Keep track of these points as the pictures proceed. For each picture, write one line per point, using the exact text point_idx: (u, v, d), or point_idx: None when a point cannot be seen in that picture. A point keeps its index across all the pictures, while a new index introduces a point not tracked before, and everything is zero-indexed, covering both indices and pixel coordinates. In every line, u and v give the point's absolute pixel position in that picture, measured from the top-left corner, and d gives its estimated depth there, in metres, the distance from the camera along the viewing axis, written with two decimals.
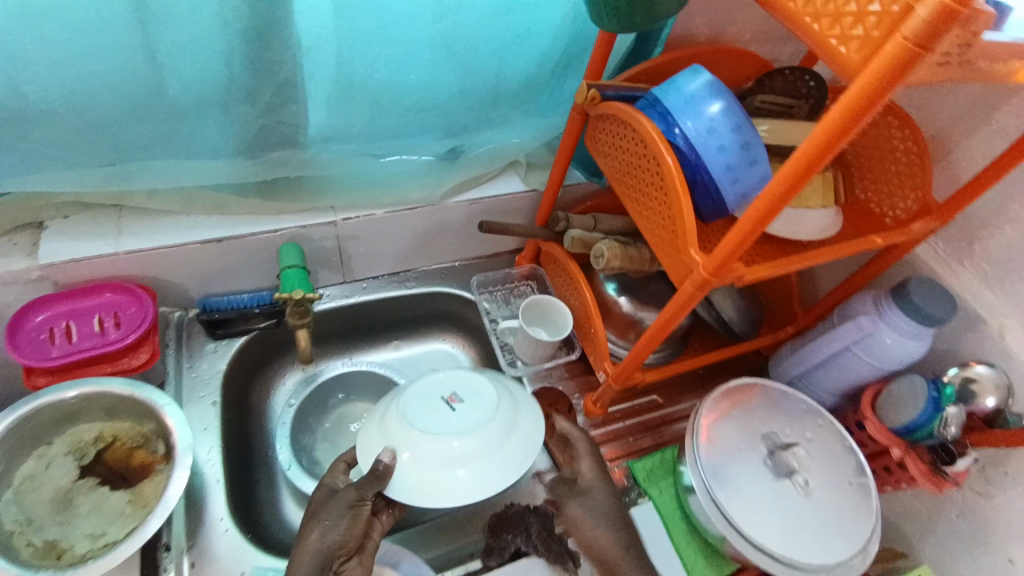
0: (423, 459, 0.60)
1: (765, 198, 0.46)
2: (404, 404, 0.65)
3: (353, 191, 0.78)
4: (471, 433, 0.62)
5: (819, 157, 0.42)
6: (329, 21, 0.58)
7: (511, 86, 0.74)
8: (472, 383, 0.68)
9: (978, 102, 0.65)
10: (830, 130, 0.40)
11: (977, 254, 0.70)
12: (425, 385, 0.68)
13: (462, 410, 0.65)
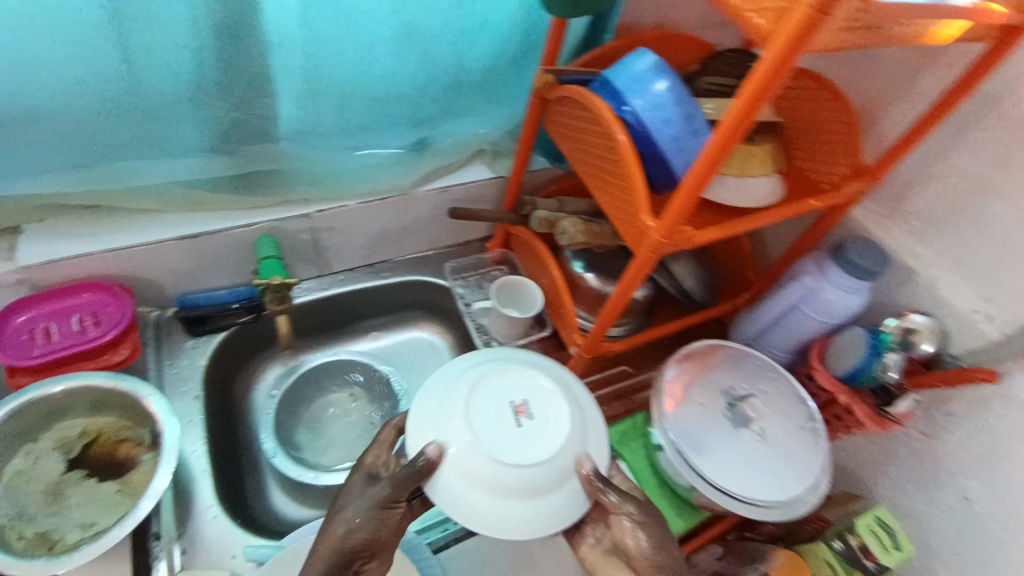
0: (470, 470, 0.55)
1: (702, 160, 0.51)
2: (477, 403, 0.60)
3: (324, 184, 0.80)
4: (529, 466, 0.56)
5: (745, 119, 0.46)
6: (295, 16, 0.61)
7: (472, 75, 0.78)
8: (552, 401, 0.62)
9: (898, 75, 0.71)
10: (753, 93, 0.44)
11: (907, 212, 0.77)
12: (501, 379, 0.63)
13: (527, 428, 0.59)
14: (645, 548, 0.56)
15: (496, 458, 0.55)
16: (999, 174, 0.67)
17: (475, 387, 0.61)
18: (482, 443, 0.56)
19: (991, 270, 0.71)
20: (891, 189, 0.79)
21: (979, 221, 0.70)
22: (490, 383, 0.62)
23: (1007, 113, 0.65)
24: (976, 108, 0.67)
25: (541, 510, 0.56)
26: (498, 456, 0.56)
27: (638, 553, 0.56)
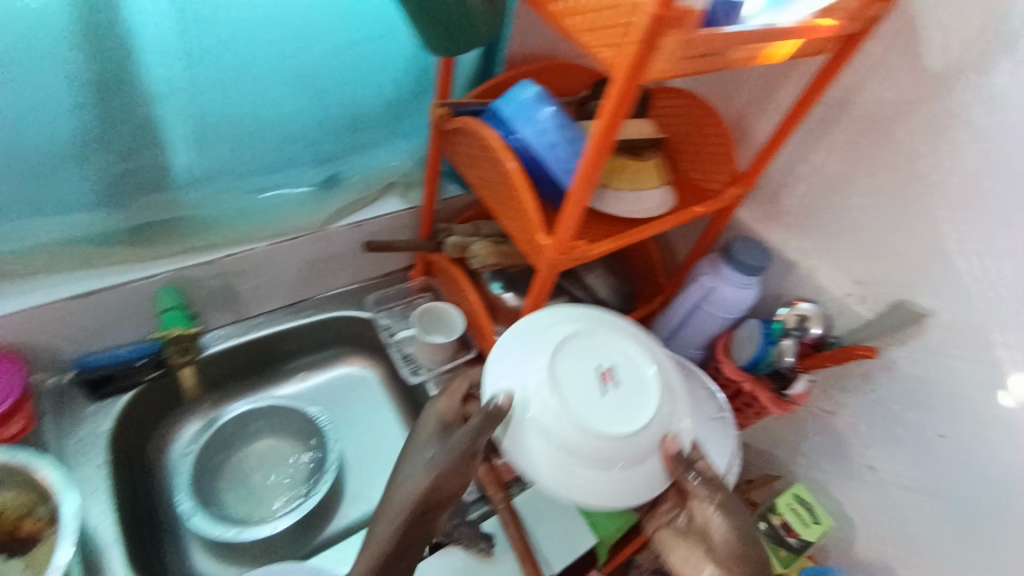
0: (556, 435, 0.58)
1: (578, 181, 0.54)
2: (564, 368, 0.61)
3: (229, 228, 0.79)
4: (615, 439, 0.58)
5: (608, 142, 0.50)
6: (177, 67, 0.61)
7: (371, 112, 0.79)
8: (636, 371, 0.63)
9: (760, 89, 0.79)
10: (608, 118, 0.48)
11: (783, 211, 0.85)
12: (590, 348, 0.64)
13: (614, 397, 0.60)
14: (726, 530, 0.55)
15: (585, 427, 0.57)
16: (852, 172, 0.75)
17: (564, 353, 0.62)
18: (567, 405, 0.58)
19: (858, 257, 0.79)
20: (769, 190, 0.86)
21: (842, 215, 0.78)
22: (566, 353, 0.62)
23: (850, 119, 0.73)
24: (826, 115, 0.75)
25: (648, 470, 0.60)
26: (588, 425, 0.57)
27: (719, 536, 0.55)
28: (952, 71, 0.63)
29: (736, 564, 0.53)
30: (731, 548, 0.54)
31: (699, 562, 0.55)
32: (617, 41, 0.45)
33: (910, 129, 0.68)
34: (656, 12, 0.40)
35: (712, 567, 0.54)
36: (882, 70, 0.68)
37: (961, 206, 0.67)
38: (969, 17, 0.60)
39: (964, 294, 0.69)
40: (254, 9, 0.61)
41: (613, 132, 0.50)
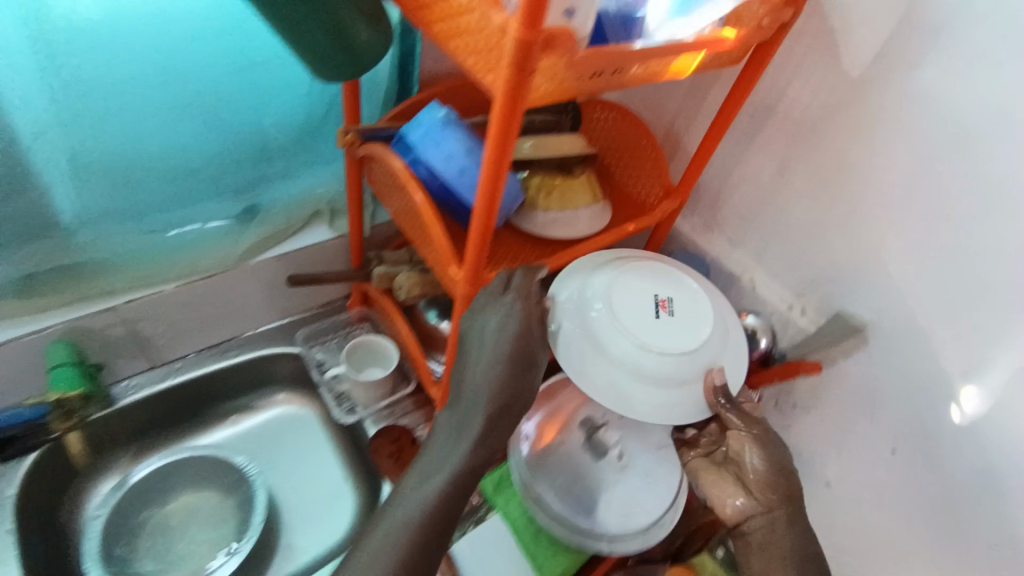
0: (627, 355, 0.66)
1: (478, 214, 0.51)
2: (618, 299, 0.69)
3: (135, 270, 0.74)
4: (679, 355, 0.67)
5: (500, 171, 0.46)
6: (46, 98, 0.57)
7: (281, 136, 0.76)
8: (691, 306, 0.71)
9: (688, 97, 0.77)
10: (496, 149, 0.45)
11: (722, 223, 0.83)
12: (648, 276, 0.73)
13: (670, 323, 0.69)
14: (760, 468, 0.62)
15: (643, 343, 0.66)
16: (783, 181, 0.72)
17: (619, 280, 0.71)
18: (631, 329, 0.67)
19: (796, 268, 0.76)
20: (707, 201, 0.84)
21: (778, 225, 0.76)
22: (625, 281, 0.71)
23: (777, 126, 0.70)
24: (753, 123, 0.72)
25: (676, 394, 0.66)
26: (646, 342, 0.67)
27: (752, 474, 0.62)
28: (869, 75, 0.60)
29: (766, 493, 0.61)
30: (760, 479, 0.62)
31: (733, 489, 0.64)
32: (492, 65, 0.41)
33: (835, 136, 0.65)
34: (523, 37, 0.36)
35: (745, 497, 0.63)
36: (804, 75, 0.65)
37: (891, 214, 0.64)
38: (883, 17, 0.57)
39: (900, 304, 0.66)
40: (115, 40, 0.57)
41: (504, 163, 0.46)
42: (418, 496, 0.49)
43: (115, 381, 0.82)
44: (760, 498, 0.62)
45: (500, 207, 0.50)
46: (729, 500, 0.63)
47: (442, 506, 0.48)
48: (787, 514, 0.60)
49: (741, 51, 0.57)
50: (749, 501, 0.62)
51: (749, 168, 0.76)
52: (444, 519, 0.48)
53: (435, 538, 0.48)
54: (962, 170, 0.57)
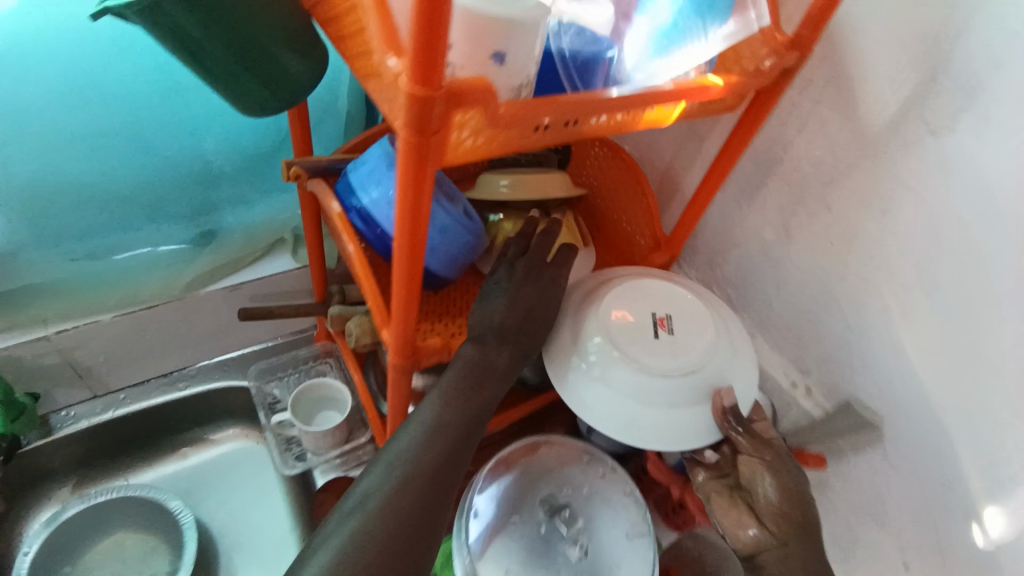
0: (621, 381, 0.56)
1: (398, 284, 0.42)
2: (613, 312, 0.59)
3: (73, 296, 0.70)
4: (673, 378, 0.56)
5: (416, 240, 0.38)
6: None
7: (229, 163, 0.71)
8: (692, 318, 0.60)
9: (685, 137, 0.68)
10: (407, 218, 0.36)
11: (721, 279, 0.73)
12: (644, 291, 0.62)
13: (671, 342, 0.58)
14: (773, 496, 0.53)
15: (644, 367, 0.56)
16: (786, 243, 0.63)
17: (616, 293, 0.61)
18: (627, 351, 0.57)
19: (800, 340, 0.66)
20: (705, 253, 0.74)
21: (781, 291, 0.66)
22: (625, 295, 0.61)
23: (781, 181, 0.61)
24: (755, 175, 0.63)
25: (670, 420, 0.56)
26: (644, 364, 0.56)
27: (766, 504, 0.53)
28: (887, 131, 0.50)
29: (781, 525, 0.52)
30: (774, 509, 0.53)
31: (743, 519, 0.54)
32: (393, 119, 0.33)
33: (847, 198, 0.55)
34: (417, 92, 0.28)
35: (758, 527, 0.53)
36: (813, 126, 0.56)
37: (910, 294, 0.53)
38: (906, 66, 0.48)
39: (917, 399, 0.55)
40: (19, 62, 0.54)
41: (421, 233, 0.38)
42: (408, 436, 0.48)
43: (55, 409, 0.79)
44: (774, 529, 0.53)
45: (423, 277, 0.41)
46: (740, 530, 0.54)
47: (438, 445, 0.48)
48: (801, 549, 0.51)
49: (735, 98, 0.49)
50: (761, 532, 0.53)
51: (751, 222, 0.66)
52: (440, 459, 0.48)
53: (434, 475, 0.47)
54: (997, 253, 0.46)
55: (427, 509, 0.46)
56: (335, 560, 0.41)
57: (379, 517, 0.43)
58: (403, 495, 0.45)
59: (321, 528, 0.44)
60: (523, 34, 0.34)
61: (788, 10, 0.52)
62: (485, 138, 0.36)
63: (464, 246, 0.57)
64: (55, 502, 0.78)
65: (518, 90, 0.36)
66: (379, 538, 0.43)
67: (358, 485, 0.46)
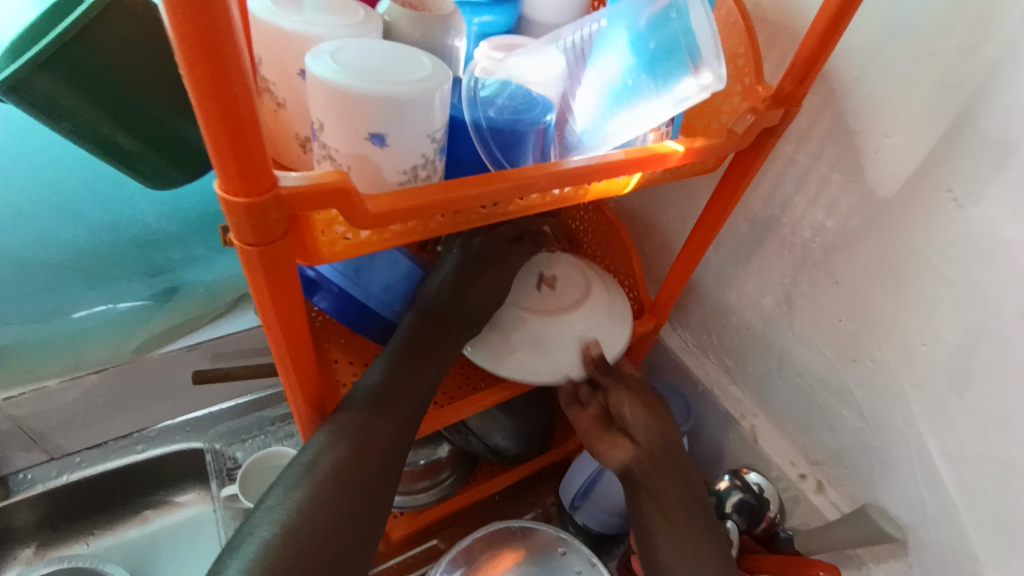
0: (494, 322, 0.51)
1: (293, 384, 0.37)
2: None
3: (12, 362, 0.66)
4: (545, 323, 0.51)
5: (288, 339, 0.32)
6: None
7: (174, 222, 0.71)
8: (580, 278, 0.56)
9: (672, 188, 0.61)
10: (277, 326, 0.30)
11: (716, 345, 0.64)
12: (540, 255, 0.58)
13: (552, 295, 0.53)
14: (638, 417, 0.49)
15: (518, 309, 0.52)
16: (787, 314, 0.54)
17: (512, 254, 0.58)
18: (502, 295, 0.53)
19: (807, 426, 0.56)
20: (698, 315, 0.65)
21: (782, 367, 0.57)
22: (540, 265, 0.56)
23: (780, 245, 0.52)
24: (751, 237, 0.55)
25: (542, 359, 0.50)
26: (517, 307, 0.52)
27: (632, 421, 0.49)
28: (901, 197, 0.42)
29: (648, 437, 0.48)
30: (641, 424, 0.49)
31: (617, 442, 0.49)
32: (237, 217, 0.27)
33: (857, 272, 0.46)
34: (236, 199, 0.22)
35: (630, 446, 0.48)
36: (812, 185, 0.47)
37: (936, 391, 0.44)
38: (925, 122, 0.39)
39: (944, 516, 0.45)
40: None
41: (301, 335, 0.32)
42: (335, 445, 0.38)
43: (9, 473, 0.73)
44: (642, 442, 0.48)
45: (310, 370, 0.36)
46: (615, 453, 0.48)
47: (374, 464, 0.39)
48: (670, 459, 0.48)
49: (715, 159, 0.41)
50: (633, 450, 0.48)
51: (748, 284, 0.57)
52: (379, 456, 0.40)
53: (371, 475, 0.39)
54: None
55: (364, 515, 0.38)
56: (253, 561, 0.32)
57: (305, 513, 0.35)
58: (335, 485, 0.37)
59: (235, 533, 0.35)
60: (402, 116, 0.28)
61: (778, 54, 0.44)
62: (371, 232, 0.29)
63: (399, 270, 0.48)
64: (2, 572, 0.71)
65: (414, 172, 0.30)
66: (307, 536, 0.34)
67: (282, 477, 0.37)
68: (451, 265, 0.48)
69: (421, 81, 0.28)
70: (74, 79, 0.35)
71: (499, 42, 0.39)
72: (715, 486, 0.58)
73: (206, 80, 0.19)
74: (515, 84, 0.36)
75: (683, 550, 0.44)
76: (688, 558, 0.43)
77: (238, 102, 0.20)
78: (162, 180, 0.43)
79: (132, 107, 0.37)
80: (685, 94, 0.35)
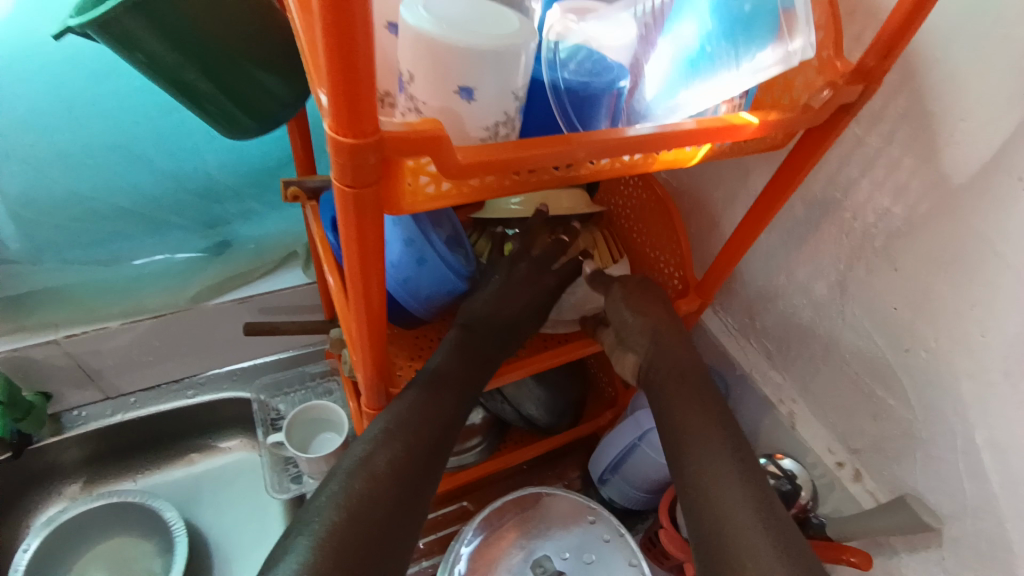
0: None
1: (362, 336, 0.38)
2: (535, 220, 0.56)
3: (76, 304, 0.71)
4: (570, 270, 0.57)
5: (366, 288, 0.33)
6: None
7: (232, 176, 0.71)
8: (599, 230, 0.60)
9: (728, 167, 0.60)
10: (357, 277, 0.32)
11: (760, 330, 0.64)
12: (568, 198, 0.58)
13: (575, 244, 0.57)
14: (630, 319, 0.52)
15: None
16: (840, 300, 0.53)
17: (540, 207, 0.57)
18: None
19: (849, 413, 0.56)
20: (743, 299, 0.65)
21: (829, 353, 0.56)
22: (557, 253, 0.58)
23: (839, 228, 0.51)
24: (807, 218, 0.54)
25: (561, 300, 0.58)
26: None
27: (625, 325, 0.52)
28: (974, 182, 0.41)
29: (641, 338, 0.51)
30: (635, 327, 0.51)
31: (623, 352, 0.52)
32: None
33: (919, 257, 0.46)
34: (343, 140, 0.23)
35: (634, 352, 0.51)
36: (880, 167, 0.46)
37: (990, 381, 0.43)
38: (1004, 106, 0.38)
39: (986, 509, 0.45)
40: (43, 114, 0.60)
41: (378, 283, 0.33)
42: (395, 430, 0.41)
43: (69, 408, 0.78)
44: (640, 344, 0.51)
45: (380, 323, 0.37)
46: (624, 364, 0.52)
47: (423, 427, 0.42)
48: (664, 353, 0.50)
49: (785, 134, 0.41)
50: (635, 354, 0.51)
51: (799, 268, 0.56)
52: (431, 443, 0.42)
53: (423, 463, 0.41)
54: None
55: (413, 505, 0.39)
56: (314, 543, 0.34)
57: (361, 501, 0.37)
58: (388, 480, 0.38)
59: (297, 517, 0.37)
60: (490, 67, 0.28)
61: (855, 28, 0.43)
62: (451, 185, 0.30)
63: (444, 289, 0.49)
64: (56, 501, 0.76)
65: (495, 129, 0.31)
66: (359, 524, 0.36)
67: (338, 467, 0.39)
68: (496, 286, 0.50)
69: (507, 37, 0.28)
70: (158, 23, 0.36)
71: (573, 4, 0.38)
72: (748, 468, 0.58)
73: (332, 19, 0.20)
74: (590, 48, 0.36)
75: (689, 429, 0.44)
76: (692, 436, 0.44)
77: (358, 42, 0.21)
78: (230, 125, 0.44)
79: (212, 49, 0.39)
80: (763, 64, 0.35)
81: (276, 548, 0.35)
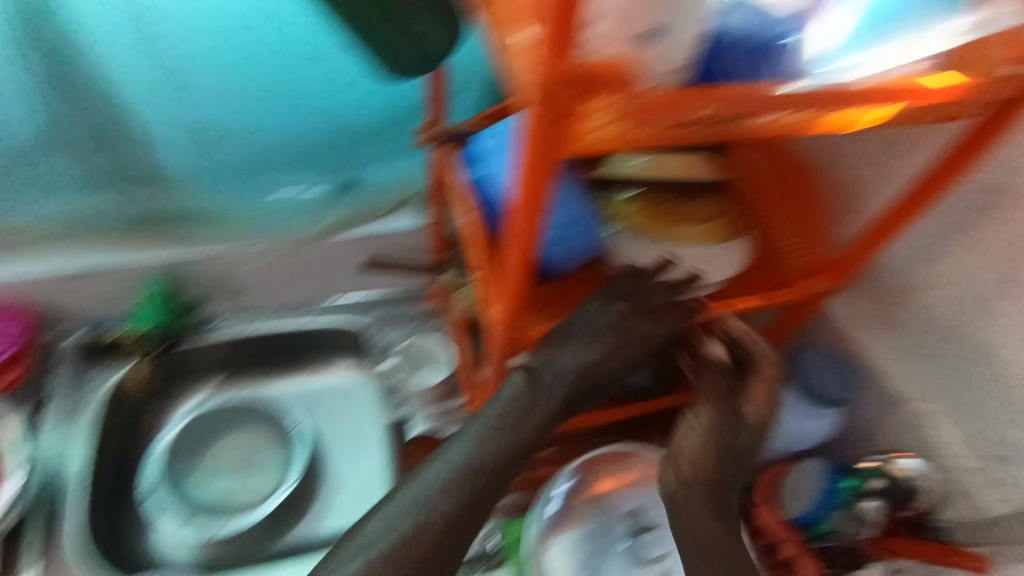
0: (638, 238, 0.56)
1: (514, 259, 0.41)
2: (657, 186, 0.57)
3: (224, 226, 0.79)
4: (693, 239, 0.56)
5: (536, 202, 0.35)
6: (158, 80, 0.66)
7: (364, 123, 0.76)
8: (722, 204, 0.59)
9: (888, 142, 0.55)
10: (528, 192, 0.34)
11: (894, 322, 0.60)
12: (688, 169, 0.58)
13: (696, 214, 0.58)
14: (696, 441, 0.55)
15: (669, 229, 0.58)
16: (1003, 300, 0.49)
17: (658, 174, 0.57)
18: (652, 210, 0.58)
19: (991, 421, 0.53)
20: (877, 289, 0.61)
21: (975, 356, 0.53)
22: (667, 222, 0.56)
23: (1014, 222, 0.47)
24: (974, 208, 0.49)
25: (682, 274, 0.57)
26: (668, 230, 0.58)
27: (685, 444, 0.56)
28: None
29: (691, 465, 0.55)
30: (693, 452, 0.55)
31: (667, 463, 0.57)
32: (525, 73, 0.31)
33: None
34: (559, 32, 0.26)
35: (674, 469, 0.56)
36: None
37: None
38: None
39: None
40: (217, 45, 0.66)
41: (546, 200, 0.35)
42: (454, 478, 0.50)
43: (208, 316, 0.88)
44: (686, 470, 0.55)
45: (536, 246, 0.39)
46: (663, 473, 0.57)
47: None
48: (707, 490, 0.54)
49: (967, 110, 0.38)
50: (674, 473, 0.56)
51: (952, 262, 0.52)
52: (474, 500, 0.50)
53: (465, 515, 0.50)
54: None
55: (447, 550, 0.49)
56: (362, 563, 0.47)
57: (405, 540, 0.48)
58: (433, 525, 0.48)
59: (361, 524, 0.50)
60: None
61: None
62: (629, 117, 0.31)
63: (585, 239, 0.54)
64: (191, 395, 0.86)
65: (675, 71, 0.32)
66: (399, 558, 0.47)
67: (399, 493, 0.50)
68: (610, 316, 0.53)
69: None
70: None
71: None
72: (861, 464, 0.61)
73: None
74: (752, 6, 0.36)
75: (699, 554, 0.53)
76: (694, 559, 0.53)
77: None
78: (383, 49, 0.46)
79: None
80: (954, 28, 0.34)
81: (341, 543, 0.49)
